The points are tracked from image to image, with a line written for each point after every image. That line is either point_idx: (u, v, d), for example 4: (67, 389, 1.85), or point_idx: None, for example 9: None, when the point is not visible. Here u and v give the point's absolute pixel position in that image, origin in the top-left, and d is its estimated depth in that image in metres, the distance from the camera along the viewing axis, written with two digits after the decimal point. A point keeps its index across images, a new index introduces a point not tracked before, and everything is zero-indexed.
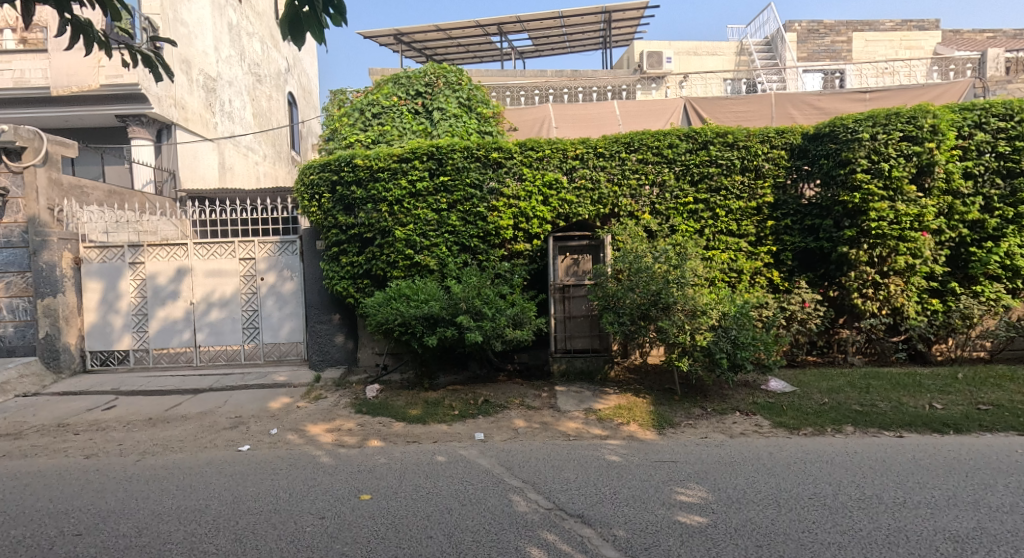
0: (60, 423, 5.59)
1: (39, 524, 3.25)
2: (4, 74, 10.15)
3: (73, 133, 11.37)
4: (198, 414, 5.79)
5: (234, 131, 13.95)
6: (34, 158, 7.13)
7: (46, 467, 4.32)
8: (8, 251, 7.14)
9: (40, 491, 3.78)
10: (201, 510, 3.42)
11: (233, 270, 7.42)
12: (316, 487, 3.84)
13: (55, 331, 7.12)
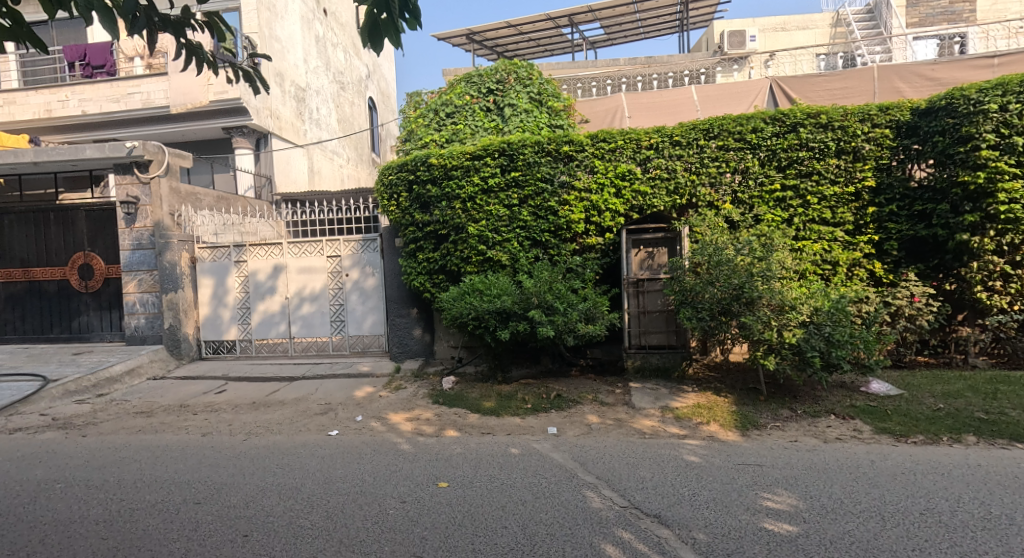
0: (182, 403, 6.22)
1: (167, 491, 3.63)
2: (135, 97, 11.53)
3: (187, 146, 12.46)
4: (293, 400, 6.22)
5: (321, 136, 14.78)
6: (159, 170, 8.02)
7: (169, 442, 4.81)
8: (139, 252, 8.04)
9: (165, 463, 4.23)
10: (297, 488, 3.67)
11: (321, 266, 7.87)
12: (398, 472, 4.00)
13: (177, 321, 7.95)
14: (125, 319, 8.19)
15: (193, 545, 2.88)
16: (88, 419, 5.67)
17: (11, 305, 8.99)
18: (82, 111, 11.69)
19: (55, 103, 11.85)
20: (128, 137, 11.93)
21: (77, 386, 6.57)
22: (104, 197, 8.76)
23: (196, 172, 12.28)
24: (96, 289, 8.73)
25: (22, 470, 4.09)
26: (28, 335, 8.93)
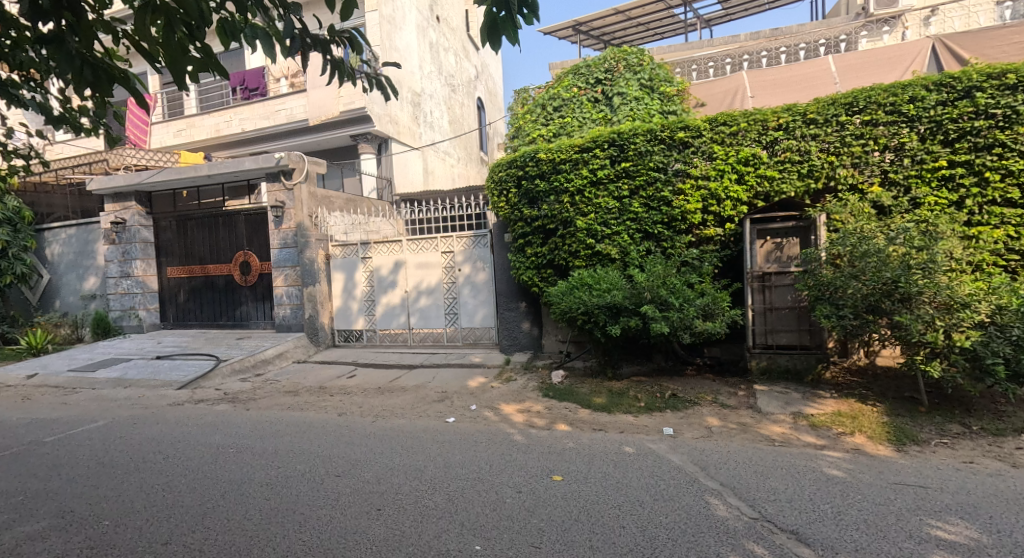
0: (321, 385, 6.92)
1: (313, 463, 4.06)
2: (282, 113, 13.00)
3: (320, 154, 13.60)
4: (414, 387, 6.63)
5: (434, 138, 15.53)
6: (300, 178, 8.98)
7: (314, 419, 5.37)
8: (285, 250, 9.16)
9: (311, 438, 4.73)
10: (420, 470, 3.90)
11: (437, 262, 8.28)
12: (513, 462, 4.09)
13: (315, 312, 8.90)
14: (275, 308, 9.46)
15: (336, 513, 3.17)
16: (249, 395, 6.53)
17: (192, 297, 10.56)
18: (241, 129, 13.44)
19: (222, 123, 13.73)
20: (274, 149, 13.47)
21: (240, 365, 7.63)
22: (258, 203, 9.99)
23: (329, 177, 13.52)
24: (253, 283, 9.99)
25: (202, 436, 4.81)
26: (203, 323, 10.44)
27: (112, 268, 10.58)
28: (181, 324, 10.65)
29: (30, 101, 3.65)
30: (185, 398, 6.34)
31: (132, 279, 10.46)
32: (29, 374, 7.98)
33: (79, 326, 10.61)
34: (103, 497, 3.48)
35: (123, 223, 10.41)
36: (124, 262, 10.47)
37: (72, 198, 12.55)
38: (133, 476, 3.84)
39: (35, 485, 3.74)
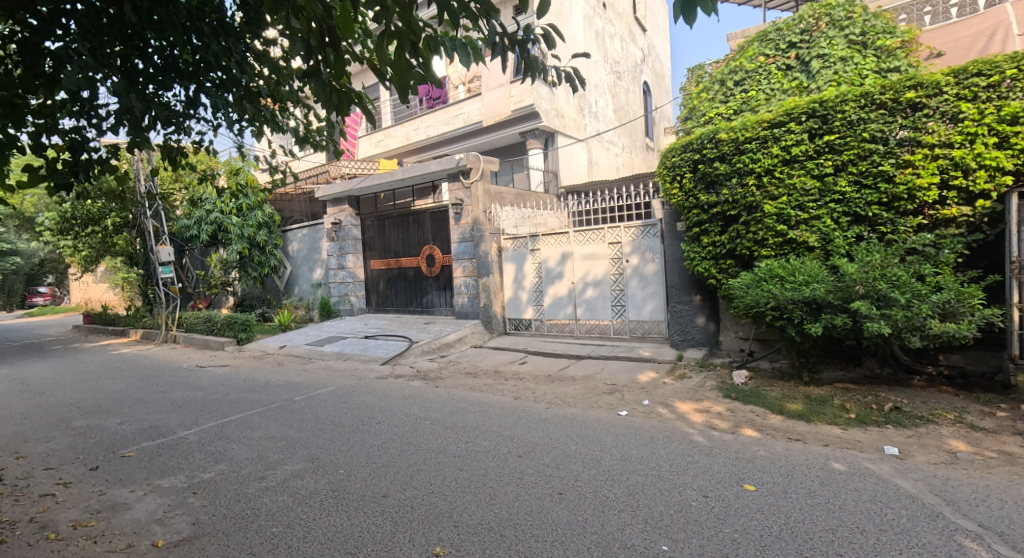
0: (496, 370, 7.28)
1: (493, 442, 4.27)
2: (460, 118, 14.09)
3: (492, 152, 14.37)
4: (584, 377, 6.59)
5: (600, 128, 15.29)
6: (476, 175, 9.53)
7: (493, 401, 5.67)
8: (464, 244, 9.93)
9: (490, 418, 5.00)
10: (598, 460, 3.85)
11: (604, 253, 8.09)
12: (695, 464, 3.80)
13: (488, 301, 9.43)
14: (455, 297, 10.32)
15: (521, 491, 3.29)
16: (438, 374, 7.20)
17: (389, 286, 11.98)
18: (427, 135, 14.89)
19: (412, 132, 15.38)
20: (454, 151, 14.65)
21: (428, 346, 8.46)
22: (440, 202, 10.95)
23: (501, 174, 14.24)
24: (437, 273, 10.98)
25: (404, 407, 5.45)
26: (397, 309, 11.79)
27: (332, 261, 12.57)
28: (381, 309, 12.17)
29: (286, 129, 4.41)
30: (388, 373, 7.27)
31: (346, 270, 12.34)
32: (279, 345, 9.89)
33: (310, 308, 12.82)
34: (336, 450, 4.14)
35: (339, 223, 12.31)
36: (341, 255, 12.37)
37: (304, 204, 15.29)
38: (349, 436, 4.48)
39: (290, 434, 4.61)
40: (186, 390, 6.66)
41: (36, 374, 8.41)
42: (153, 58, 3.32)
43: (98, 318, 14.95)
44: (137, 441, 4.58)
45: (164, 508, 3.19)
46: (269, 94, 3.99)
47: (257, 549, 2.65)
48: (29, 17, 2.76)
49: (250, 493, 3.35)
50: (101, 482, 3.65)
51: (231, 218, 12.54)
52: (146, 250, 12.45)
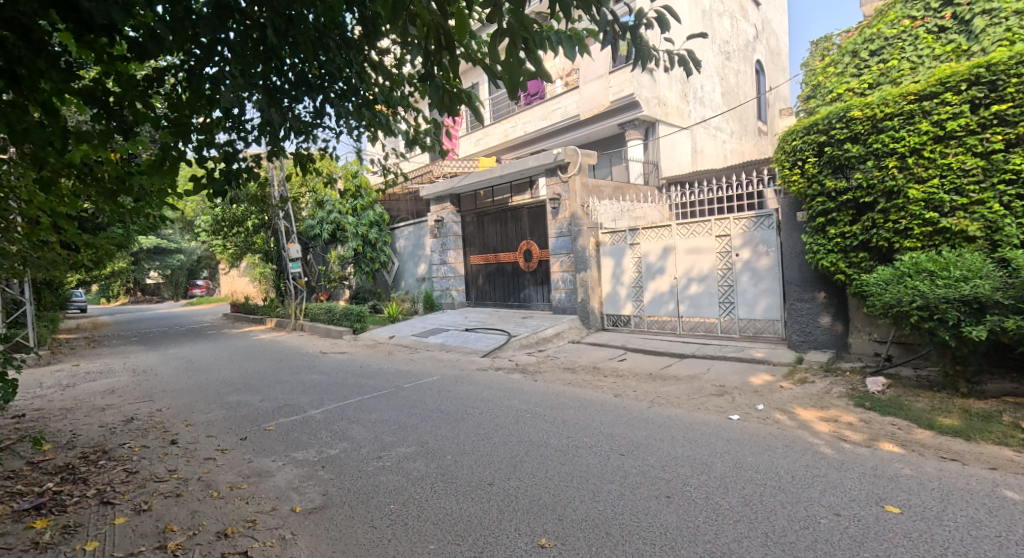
0: (594, 365, 7.09)
1: (595, 439, 4.16)
2: (557, 112, 14.12)
3: (590, 146, 14.07)
4: (688, 377, 6.20)
5: (706, 114, 14.36)
6: (574, 170, 9.49)
7: (591, 396, 5.55)
8: (560, 238, 9.86)
9: (589, 414, 4.89)
10: (708, 465, 3.61)
11: (710, 247, 7.55)
12: (821, 478, 3.41)
13: (586, 296, 9.25)
14: (553, 291, 10.28)
15: (626, 491, 3.18)
16: (536, 367, 7.19)
17: (488, 281, 12.21)
18: (524, 131, 15.07)
19: (510, 129, 15.65)
20: (551, 146, 14.64)
21: (527, 341, 8.49)
22: (538, 197, 10.97)
23: (599, 168, 13.60)
24: (534, 268, 11.01)
25: (504, 399, 5.52)
26: (496, 303, 11.98)
27: (435, 257, 13.10)
28: (480, 303, 12.42)
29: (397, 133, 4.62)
30: (488, 365, 7.41)
31: (448, 265, 12.79)
32: (388, 336, 10.51)
33: (416, 301, 13.45)
34: (443, 436, 4.30)
35: (442, 220, 12.81)
36: (444, 251, 12.84)
37: (410, 203, 15.95)
38: (453, 424, 4.62)
39: (401, 419, 4.87)
40: (310, 375, 7.28)
41: (196, 354, 9.75)
42: (287, 74, 3.63)
43: (243, 307, 16.98)
44: (275, 417, 5.12)
45: (299, 478, 3.53)
46: (382, 101, 4.19)
47: (376, 523, 2.82)
48: (193, 45, 3.13)
49: (369, 471, 3.59)
50: (249, 451, 4.12)
51: (347, 218, 13.68)
52: (279, 247, 13.95)
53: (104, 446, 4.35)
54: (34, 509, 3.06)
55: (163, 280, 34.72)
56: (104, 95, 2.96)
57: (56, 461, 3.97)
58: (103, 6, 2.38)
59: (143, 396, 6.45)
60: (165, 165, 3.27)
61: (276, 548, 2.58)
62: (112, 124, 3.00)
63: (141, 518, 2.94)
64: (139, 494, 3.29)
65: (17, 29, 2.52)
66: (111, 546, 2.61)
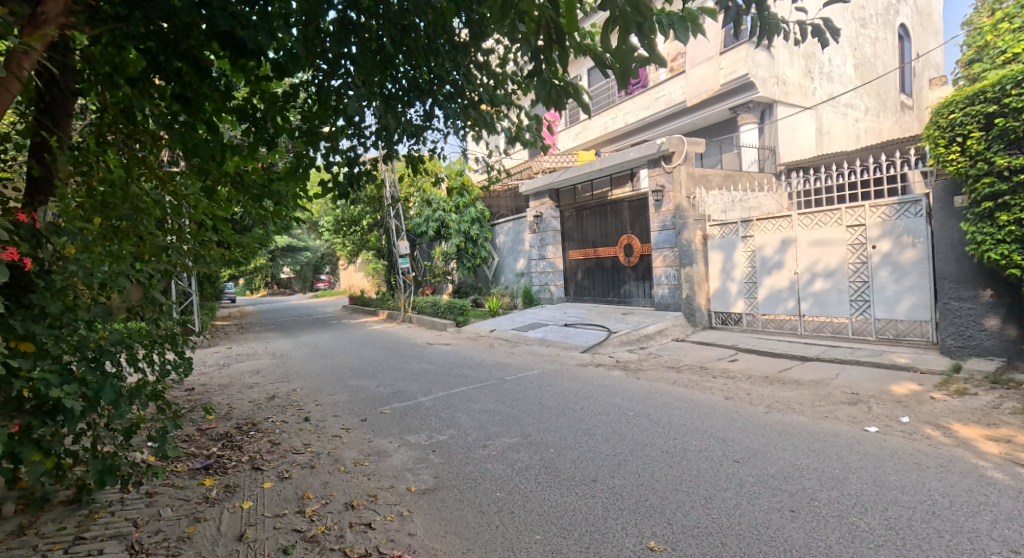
0: (702, 365, 6.76)
1: (708, 443, 3.96)
2: (661, 100, 13.67)
3: (696, 133, 13.42)
4: (812, 382, 5.70)
5: (834, 90, 12.95)
6: (679, 160, 9.06)
7: (699, 397, 5.30)
8: (664, 232, 9.51)
9: (699, 416, 4.66)
10: (840, 481, 3.28)
11: (839, 238, 6.88)
12: (988, 506, 2.96)
13: (692, 292, 8.84)
14: (655, 287, 9.96)
15: (742, 501, 3.01)
16: (638, 365, 7.01)
17: (587, 276, 12.08)
18: (625, 122, 14.76)
19: (610, 121, 15.41)
20: (654, 136, 14.20)
21: (628, 338, 8.29)
22: (640, 189, 10.66)
23: (707, 156, 12.80)
24: (635, 263, 10.73)
25: (607, 396, 5.45)
26: (595, 299, 11.83)
27: (535, 252, 13.25)
28: (579, 299, 12.32)
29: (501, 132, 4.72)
30: (588, 361, 7.36)
31: (547, 260, 12.87)
32: (489, 329, 10.84)
33: (515, 296, 13.68)
34: (546, 430, 4.35)
35: (541, 216, 12.91)
36: (542, 247, 12.94)
37: (510, 199, 16.20)
38: (558, 419, 4.66)
39: (505, 410, 5.02)
40: (419, 364, 7.73)
41: (322, 342, 10.77)
42: (401, 81, 3.87)
43: (359, 300, 18.41)
44: (391, 402, 5.52)
45: (414, 460, 3.78)
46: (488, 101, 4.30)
47: (485, 509, 2.95)
48: (321, 61, 3.45)
49: (476, 458, 3.76)
50: (370, 432, 4.49)
51: (450, 215, 14.23)
52: (390, 245, 14.92)
53: (254, 419, 4.97)
54: (204, 469, 3.59)
55: (293, 275, 38.61)
56: (252, 111, 3.39)
57: (218, 430, 4.62)
58: (254, 33, 2.70)
59: (282, 377, 7.28)
60: (298, 171, 3.65)
61: (395, 523, 2.80)
62: (258, 138, 3.41)
63: (284, 485, 3.33)
64: (282, 463, 3.73)
65: (190, 60, 2.97)
66: (262, 506, 2.99)
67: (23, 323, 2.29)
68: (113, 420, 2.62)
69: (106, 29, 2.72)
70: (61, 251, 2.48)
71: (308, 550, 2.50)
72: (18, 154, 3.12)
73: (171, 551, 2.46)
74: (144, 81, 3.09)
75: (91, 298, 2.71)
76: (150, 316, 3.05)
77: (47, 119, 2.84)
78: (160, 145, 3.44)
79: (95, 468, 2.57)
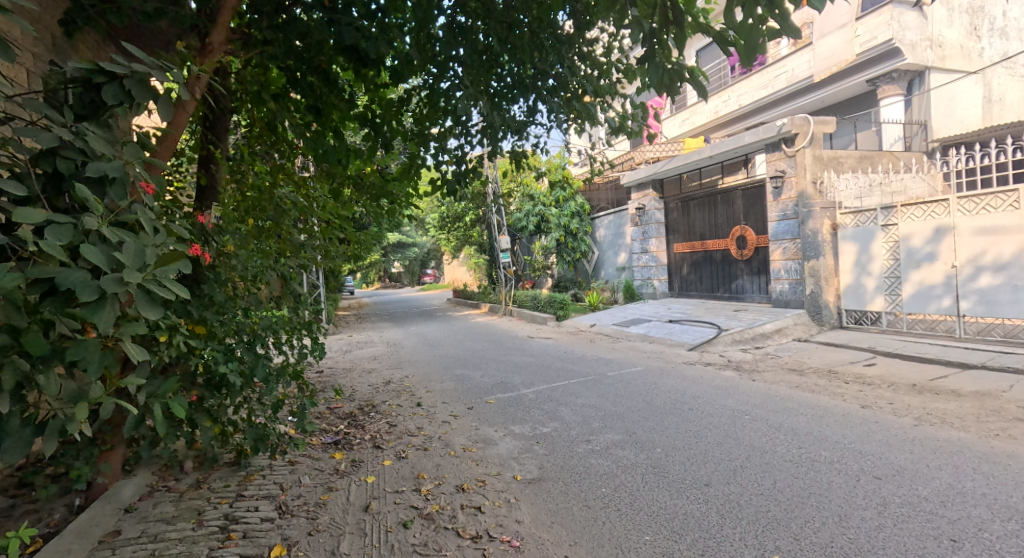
0: (831, 368, 6.14)
1: (841, 454, 3.55)
2: (781, 77, 12.68)
3: (826, 111, 12.20)
4: (973, 394, 4.92)
5: (1007, 49, 11.01)
6: (804, 143, 8.33)
7: (827, 403, 4.82)
8: (784, 222, 8.82)
9: (827, 423, 4.24)
10: (1020, 511, 2.72)
11: (1014, 226, 5.90)
12: None
13: (818, 288, 8.10)
14: (773, 283, 9.26)
15: (887, 523, 2.62)
16: (753, 365, 6.56)
17: (694, 270, 11.52)
18: (739, 105, 13.92)
19: (720, 105, 14.63)
20: (772, 117, 13.23)
21: (741, 336, 7.78)
22: (755, 176, 9.95)
23: (838, 135, 11.51)
24: (749, 256, 10.05)
25: (719, 397, 5.15)
26: (703, 294, 11.24)
27: (636, 245, 12.82)
28: (685, 294, 11.78)
29: (605, 122, 4.61)
30: (696, 359, 7.02)
31: (650, 254, 12.41)
32: (590, 324, 10.74)
33: (616, 290, 13.37)
34: (653, 429, 4.23)
35: (644, 208, 12.49)
36: (645, 240, 12.47)
37: (611, 192, 15.85)
38: (666, 418, 4.51)
39: (608, 406, 4.95)
40: (521, 357, 7.88)
41: (429, 333, 11.37)
42: (505, 78, 3.95)
43: (463, 294, 19.14)
44: (494, 392, 5.69)
45: (518, 449, 3.87)
46: (592, 91, 4.21)
47: (590, 503, 2.96)
48: (431, 64, 3.65)
49: (579, 453, 3.76)
50: (476, 420, 4.67)
51: (550, 209, 14.31)
52: (492, 240, 15.32)
53: (373, 401, 5.39)
54: (334, 443, 3.98)
55: (404, 270, 41.16)
56: (371, 117, 3.65)
57: (344, 409, 5.07)
58: (376, 42, 2.91)
59: (396, 363, 7.81)
60: (411, 171, 3.91)
61: (503, 509, 2.90)
62: (377, 141, 3.68)
63: (401, 464, 3.58)
64: (399, 443, 4.01)
65: (321, 75, 3.33)
66: (384, 482, 3.24)
67: (198, 310, 2.69)
68: (263, 395, 2.99)
69: (255, 52, 3.07)
70: (222, 247, 2.86)
71: (424, 526, 2.68)
72: (190, 166, 3.68)
73: (310, 514, 2.76)
74: (285, 96, 3.48)
75: (245, 288, 3.11)
76: (289, 305, 3.41)
77: (211, 134, 3.32)
78: (296, 152, 3.85)
79: (251, 435, 2.97)
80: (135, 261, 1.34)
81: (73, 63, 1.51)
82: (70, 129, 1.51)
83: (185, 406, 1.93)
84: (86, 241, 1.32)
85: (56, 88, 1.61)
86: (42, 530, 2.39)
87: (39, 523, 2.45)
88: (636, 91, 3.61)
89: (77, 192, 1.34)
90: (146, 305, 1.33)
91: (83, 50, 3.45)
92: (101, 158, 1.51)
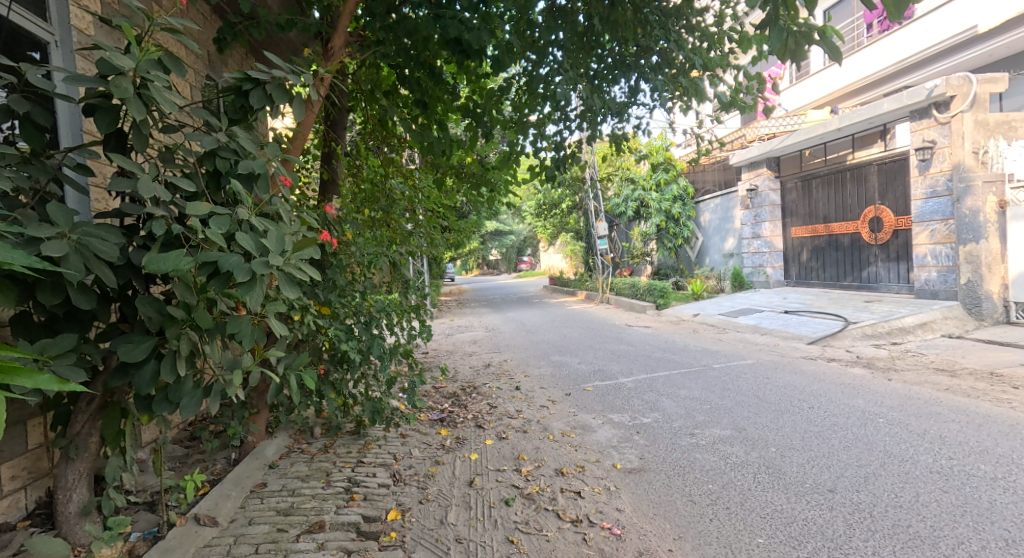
0: (993, 370, 5.33)
1: (1009, 470, 3.08)
2: (937, 31, 11.07)
3: (994, 67, 10.46)
4: None
5: None
6: (962, 105, 7.24)
7: (985, 411, 4.21)
8: (933, 200, 7.77)
9: (986, 433, 3.70)
10: None
11: None
12: None
13: (977, 277, 7.10)
14: (915, 271, 8.23)
15: None
16: (889, 363, 5.89)
17: (815, 257, 10.57)
18: (880, 68, 12.41)
19: (856, 70, 13.15)
20: (923, 79, 11.61)
21: (872, 331, 7.02)
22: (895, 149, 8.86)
23: (1010, 95, 9.75)
24: (885, 240, 9.03)
25: (848, 396, 4.71)
26: (825, 283, 10.29)
27: (747, 230, 11.99)
28: (803, 282, 10.85)
29: (715, 97, 4.30)
30: (817, 354, 6.45)
31: (762, 239, 11.55)
32: (692, 313, 10.25)
33: (721, 278, 12.57)
34: (767, 426, 3.98)
35: (756, 189, 11.64)
36: (756, 224, 11.62)
37: (717, 172, 14.86)
38: (785, 415, 4.22)
39: (715, 399, 4.74)
40: (620, 345, 7.75)
41: (526, 319, 11.56)
42: (607, 59, 3.88)
43: (559, 281, 19.17)
44: (593, 379, 5.67)
45: (618, 438, 3.84)
46: (701, 65, 3.92)
47: (697, 499, 2.87)
48: (531, 51, 3.67)
49: (684, 446, 3.64)
50: (574, 406, 4.70)
51: (651, 193, 13.73)
52: (589, 226, 15.13)
53: (474, 383, 5.61)
54: (440, 420, 4.20)
55: (502, 259, 42.10)
56: (473, 107, 3.76)
57: (447, 389, 5.34)
58: (480, 31, 2.95)
59: (494, 348, 8.03)
60: (510, 159, 3.96)
61: (603, 496, 2.90)
62: (477, 131, 3.78)
63: (503, 444, 3.70)
64: (500, 425, 4.13)
65: (428, 69, 3.47)
66: (487, 460, 3.38)
67: (325, 293, 2.98)
68: (378, 371, 3.24)
69: (370, 52, 3.28)
70: (342, 236, 3.13)
71: (526, 505, 2.76)
72: (315, 162, 4.05)
73: (420, 484, 2.96)
74: (395, 93, 3.72)
75: (362, 273, 3.35)
76: (399, 290, 3.58)
77: (332, 132, 3.63)
78: (404, 145, 4.07)
79: (369, 408, 3.23)
80: (277, 246, 1.50)
81: (228, 73, 1.71)
82: (226, 132, 1.72)
83: (314, 377, 2.13)
84: (240, 230, 1.51)
85: (214, 97, 1.85)
86: (208, 477, 2.79)
87: (206, 470, 2.87)
88: (751, 59, 3.30)
89: (232, 186, 1.53)
90: (286, 285, 1.49)
91: (229, 63, 3.91)
92: (249, 157, 1.71)
